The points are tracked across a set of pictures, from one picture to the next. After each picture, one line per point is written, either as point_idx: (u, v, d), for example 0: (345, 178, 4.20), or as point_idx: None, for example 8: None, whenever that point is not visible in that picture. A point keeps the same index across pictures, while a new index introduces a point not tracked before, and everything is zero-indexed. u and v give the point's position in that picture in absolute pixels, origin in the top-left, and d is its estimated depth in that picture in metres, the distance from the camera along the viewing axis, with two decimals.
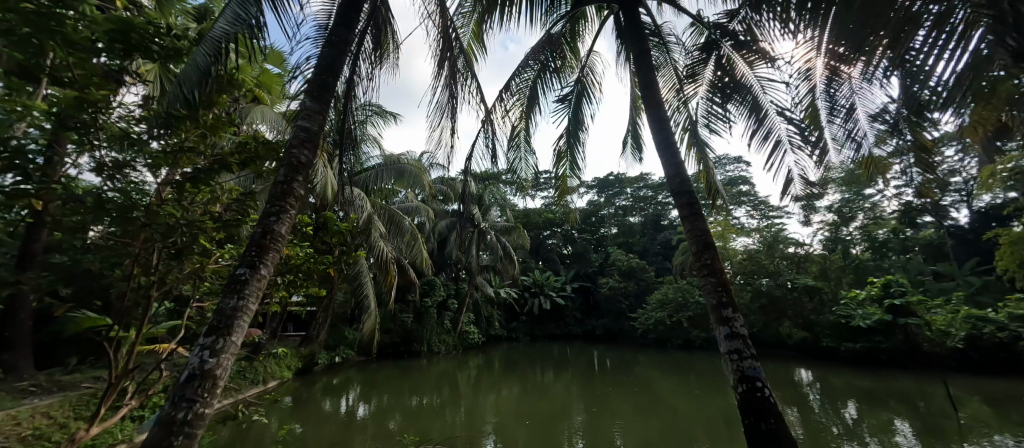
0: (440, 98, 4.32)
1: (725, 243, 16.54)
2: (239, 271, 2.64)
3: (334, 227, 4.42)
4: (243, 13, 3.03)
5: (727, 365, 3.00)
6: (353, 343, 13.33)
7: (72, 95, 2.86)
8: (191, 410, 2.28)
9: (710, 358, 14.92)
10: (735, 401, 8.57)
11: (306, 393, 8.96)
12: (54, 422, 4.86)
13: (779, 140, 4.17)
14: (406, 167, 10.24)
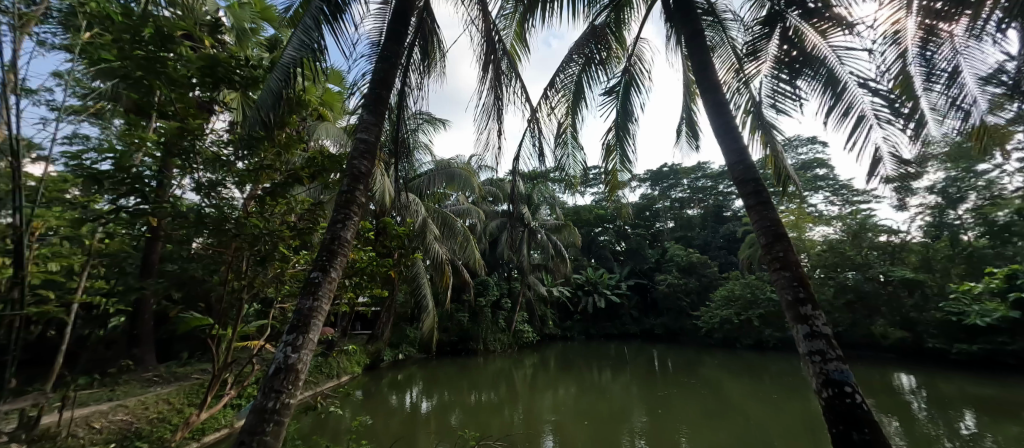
0: (487, 101, 4.42)
1: (800, 233, 15.16)
2: (313, 275, 2.86)
3: (392, 232, 4.68)
4: (307, 39, 3.31)
5: (808, 368, 2.76)
6: (415, 341, 13.96)
7: (175, 125, 3.39)
8: (278, 400, 2.52)
9: (786, 359, 13.83)
10: (819, 407, 7.86)
11: (374, 387, 9.53)
12: (173, 408, 5.47)
13: (862, 115, 3.73)
14: (457, 171, 10.53)
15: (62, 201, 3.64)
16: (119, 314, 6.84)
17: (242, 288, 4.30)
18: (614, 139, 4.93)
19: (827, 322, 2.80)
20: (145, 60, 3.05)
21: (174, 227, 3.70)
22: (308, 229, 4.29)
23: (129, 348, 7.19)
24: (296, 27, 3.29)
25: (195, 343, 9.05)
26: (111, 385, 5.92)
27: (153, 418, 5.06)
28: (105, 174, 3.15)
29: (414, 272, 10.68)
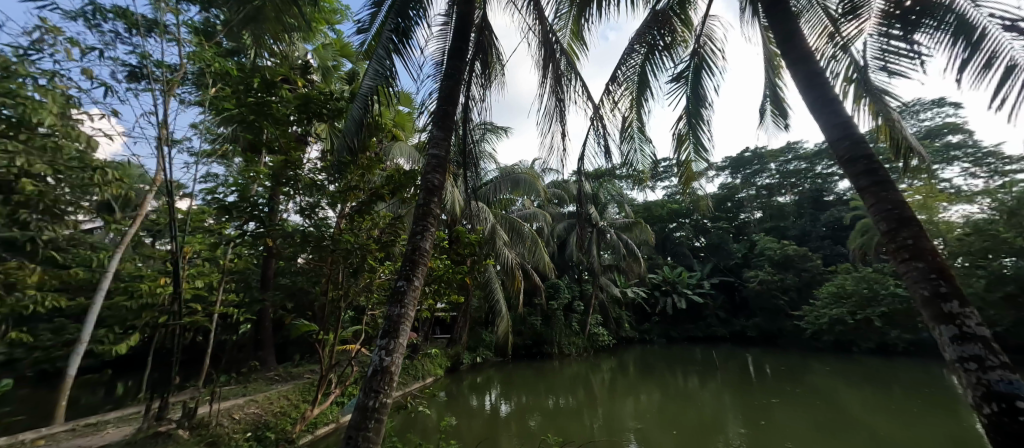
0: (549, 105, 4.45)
1: (931, 215, 12.32)
2: (399, 283, 3.08)
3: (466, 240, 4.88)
4: (381, 68, 3.65)
5: (960, 375, 2.38)
6: (491, 345, 14.29)
7: (282, 158, 3.94)
8: (377, 400, 2.75)
9: (923, 368, 11.73)
10: (974, 428, 6.52)
11: (456, 389, 9.92)
12: (291, 403, 6.08)
13: (1014, 66, 3.01)
14: (521, 176, 10.66)
15: (203, 227, 4.40)
16: (244, 322, 7.96)
17: (339, 296, 4.77)
18: (685, 128, 4.68)
19: (982, 322, 2.38)
20: (254, 105, 3.67)
21: (283, 245, 4.24)
22: (390, 241, 4.67)
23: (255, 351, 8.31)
24: (371, 60, 3.63)
25: (302, 347, 10.23)
26: (241, 383, 6.89)
27: (276, 411, 5.64)
28: (233, 205, 3.78)
29: (486, 279, 11.00)
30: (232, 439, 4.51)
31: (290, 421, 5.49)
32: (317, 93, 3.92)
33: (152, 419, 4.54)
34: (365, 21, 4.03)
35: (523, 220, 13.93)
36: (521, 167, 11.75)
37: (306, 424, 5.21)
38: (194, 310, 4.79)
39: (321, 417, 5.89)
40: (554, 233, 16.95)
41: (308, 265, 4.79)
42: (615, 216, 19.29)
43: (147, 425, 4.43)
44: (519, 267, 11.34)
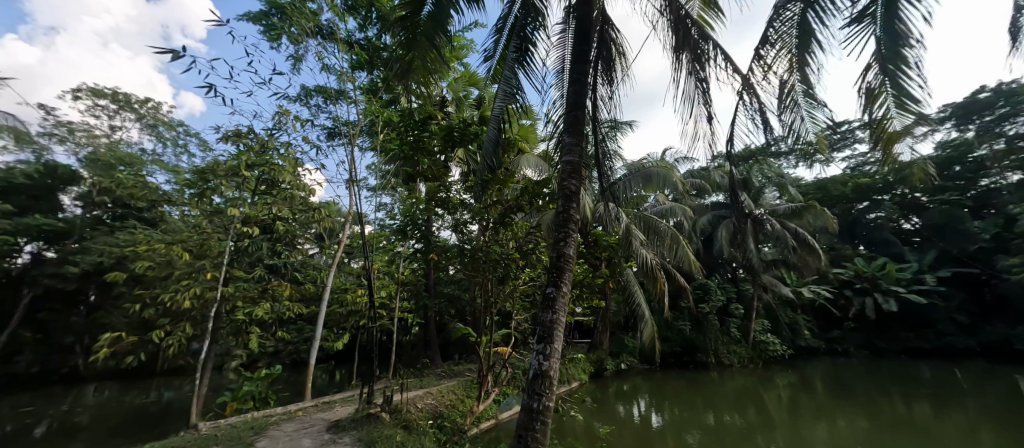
0: (686, 89, 4.14)
1: None
2: (549, 291, 3.29)
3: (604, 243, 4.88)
4: (509, 88, 3.94)
5: None
6: (634, 351, 13.56)
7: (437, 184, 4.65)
8: (541, 401, 3.04)
9: None
10: None
11: (602, 396, 9.72)
12: (456, 397, 6.84)
13: None
14: (653, 170, 9.90)
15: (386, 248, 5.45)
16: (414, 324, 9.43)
17: (490, 303, 5.26)
18: (879, 80, 3.24)
19: None
20: (411, 143, 4.54)
21: (445, 259, 4.95)
22: (532, 249, 5.01)
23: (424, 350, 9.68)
24: (500, 82, 3.96)
25: (462, 347, 11.52)
26: (418, 377, 8.12)
27: (448, 403, 6.43)
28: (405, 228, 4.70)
29: (624, 282, 10.60)
30: (419, 425, 5.32)
31: (460, 415, 6.18)
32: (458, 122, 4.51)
33: (364, 403, 5.68)
34: (491, 48, 4.39)
35: (658, 217, 12.99)
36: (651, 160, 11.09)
37: (474, 417, 5.82)
38: (376, 314, 5.88)
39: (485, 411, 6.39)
40: (699, 228, 15.38)
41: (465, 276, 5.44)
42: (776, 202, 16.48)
43: (362, 406, 5.55)
44: (660, 268, 10.69)
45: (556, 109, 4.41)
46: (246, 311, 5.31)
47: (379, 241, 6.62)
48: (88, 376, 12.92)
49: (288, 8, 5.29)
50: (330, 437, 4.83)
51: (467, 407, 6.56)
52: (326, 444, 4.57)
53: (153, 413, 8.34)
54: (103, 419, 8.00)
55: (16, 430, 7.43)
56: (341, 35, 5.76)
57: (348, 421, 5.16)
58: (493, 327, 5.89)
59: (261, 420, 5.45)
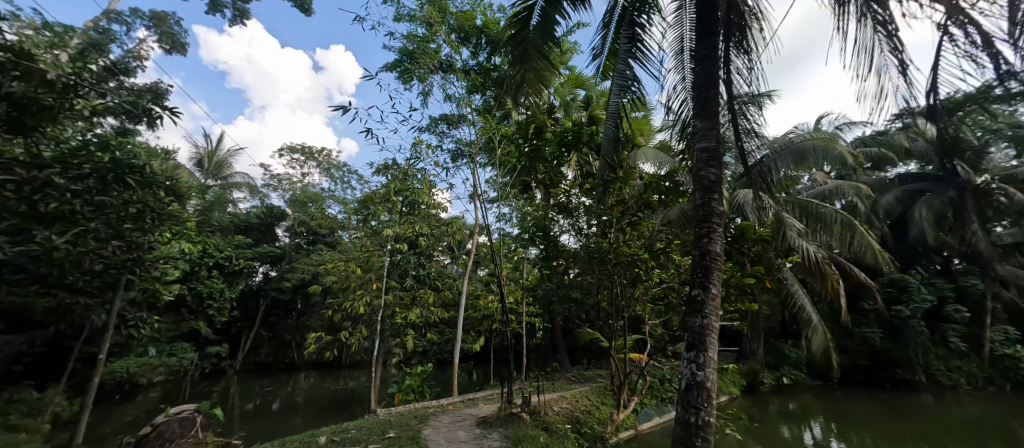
0: (854, 36, 3.28)
1: None
2: (695, 294, 3.12)
3: (753, 235, 4.32)
4: (624, 82, 3.75)
5: None
6: (800, 363, 11.36)
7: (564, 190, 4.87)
8: (700, 416, 2.89)
9: None
10: None
11: (759, 414, 8.35)
12: (592, 403, 6.74)
13: None
14: (808, 145, 8.15)
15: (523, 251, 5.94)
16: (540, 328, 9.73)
17: (622, 306, 5.15)
18: None
19: None
20: (531, 153, 5.05)
21: (573, 262, 5.10)
22: (666, 249, 4.75)
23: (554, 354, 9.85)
24: (613, 75, 3.80)
25: (592, 352, 11.46)
26: (551, 381, 8.31)
27: (584, 408, 6.37)
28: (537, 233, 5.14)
29: (782, 281, 9.01)
30: (559, 428, 5.40)
31: (598, 422, 6.06)
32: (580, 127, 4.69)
33: (505, 402, 6.03)
34: (598, 45, 4.28)
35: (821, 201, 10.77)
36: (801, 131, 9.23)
37: (615, 426, 5.66)
38: (504, 318, 6.24)
39: (623, 421, 6.03)
40: (882, 210, 12.26)
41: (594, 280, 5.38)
42: (1009, 165, 12.18)
43: (504, 405, 5.91)
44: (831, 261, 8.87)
45: (676, 95, 4.05)
46: (402, 315, 7.17)
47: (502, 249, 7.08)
48: (298, 367, 16.64)
49: (417, 52, 6.40)
50: (481, 431, 5.27)
51: (603, 415, 6.40)
52: (479, 438, 5.01)
53: (341, 399, 10.28)
54: (310, 401, 10.21)
55: (260, 405, 10.00)
56: (459, 65, 6.79)
57: (494, 418, 5.56)
58: (625, 330, 5.76)
59: (422, 411, 6.28)
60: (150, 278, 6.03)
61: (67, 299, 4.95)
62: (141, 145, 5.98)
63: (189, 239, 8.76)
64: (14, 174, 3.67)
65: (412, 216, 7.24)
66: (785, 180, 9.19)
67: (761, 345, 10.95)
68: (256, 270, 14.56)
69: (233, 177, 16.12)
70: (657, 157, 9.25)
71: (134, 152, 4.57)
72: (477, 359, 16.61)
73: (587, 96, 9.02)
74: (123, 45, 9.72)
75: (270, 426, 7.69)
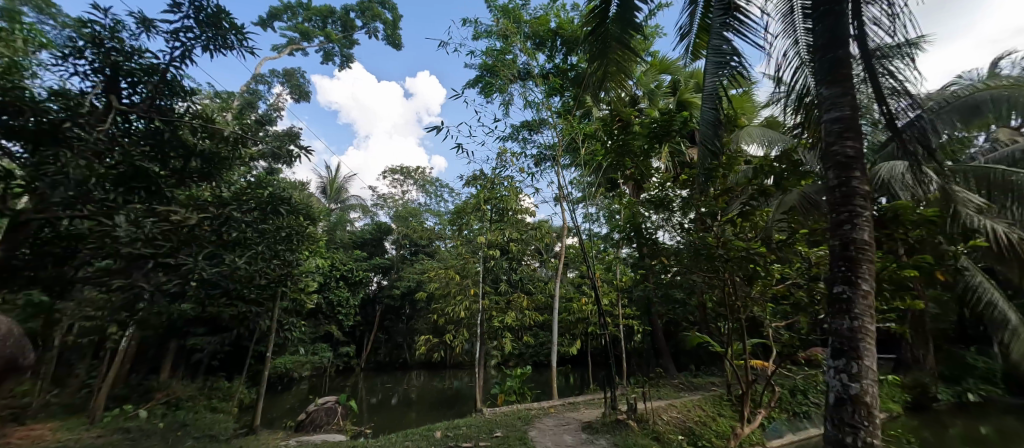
0: None
1: None
2: (837, 290, 2.48)
3: (913, 216, 3.48)
4: (720, 59, 3.26)
5: None
6: (991, 374, 8.98)
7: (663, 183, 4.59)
8: (858, 438, 2.27)
9: None
10: None
11: (933, 436, 6.78)
12: (708, 414, 6.16)
13: None
14: (983, 97, 6.43)
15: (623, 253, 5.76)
16: (638, 331, 9.25)
17: (737, 308, 4.78)
18: None
19: None
20: (619, 147, 4.76)
21: (676, 260, 4.76)
22: (789, 240, 4.32)
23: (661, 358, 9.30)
24: (707, 53, 3.34)
25: (704, 356, 10.56)
26: (656, 388, 7.84)
27: (697, 419, 5.85)
28: (635, 232, 4.93)
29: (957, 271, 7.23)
30: (671, 439, 5.04)
31: (716, 436, 5.51)
32: (671, 116, 4.34)
33: (609, 407, 5.83)
34: (684, 25, 3.93)
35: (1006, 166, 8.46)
36: (967, 81, 7.34)
37: (739, 440, 5.09)
38: (601, 321, 6.05)
39: (747, 436, 5.36)
40: None
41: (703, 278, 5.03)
42: None
43: (608, 411, 5.71)
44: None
45: (787, 64, 3.45)
46: (498, 319, 7.92)
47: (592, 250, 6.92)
48: (410, 366, 18.23)
49: (496, 65, 6.67)
50: (587, 437, 5.15)
51: (722, 428, 5.79)
52: (586, 443, 4.89)
53: (449, 398, 10.98)
54: (422, 398, 11.10)
55: (382, 400, 11.17)
56: (536, 70, 6.85)
57: (600, 424, 5.41)
58: (741, 334, 5.20)
59: (526, 413, 6.39)
60: (293, 289, 7.16)
61: (238, 309, 6.11)
62: (279, 180, 7.18)
63: (320, 255, 10.25)
64: (209, 212, 4.66)
65: (503, 222, 7.57)
66: (953, 145, 7.36)
67: (931, 352, 8.94)
68: (372, 279, 16.37)
69: (349, 199, 18.41)
70: (763, 135, 8.34)
71: (282, 188, 5.39)
72: (574, 362, 16.49)
73: (674, 82, 8.39)
74: (266, 99, 11.81)
75: (391, 419, 8.53)
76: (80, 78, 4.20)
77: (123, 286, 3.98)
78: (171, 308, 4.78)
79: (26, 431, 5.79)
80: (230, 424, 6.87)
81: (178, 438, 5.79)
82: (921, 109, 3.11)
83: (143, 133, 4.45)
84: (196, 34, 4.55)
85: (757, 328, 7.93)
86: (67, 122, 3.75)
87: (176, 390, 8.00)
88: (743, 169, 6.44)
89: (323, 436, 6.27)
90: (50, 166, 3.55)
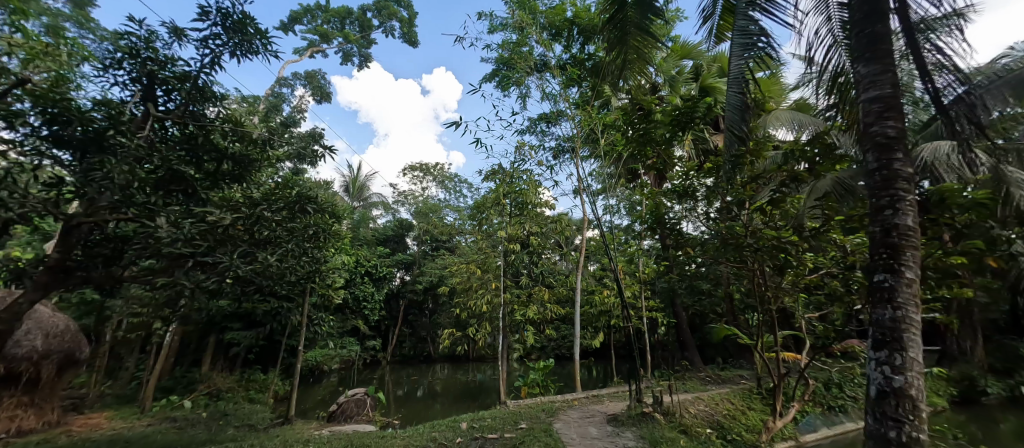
0: None
1: None
2: (878, 278, 2.38)
3: (963, 200, 3.25)
4: (747, 40, 3.11)
5: None
6: None
7: (689, 170, 4.49)
8: (903, 432, 2.17)
9: None
10: None
11: (981, 432, 6.44)
12: (737, 407, 6.04)
13: None
14: None
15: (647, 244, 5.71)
16: (663, 324, 9.12)
17: (767, 298, 4.69)
18: None
19: None
20: (640, 137, 4.65)
21: (702, 251, 4.68)
22: (823, 229, 4.08)
23: (687, 351, 9.16)
24: (732, 35, 3.20)
25: (732, 348, 10.34)
26: (682, 381, 7.73)
27: (726, 413, 5.73)
28: (658, 223, 4.85)
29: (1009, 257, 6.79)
30: (699, 432, 4.96)
31: (747, 429, 5.39)
32: (695, 102, 4.22)
33: (635, 400, 5.79)
34: (707, 7, 3.80)
35: None
36: (1021, 52, 6.82)
37: (771, 434, 4.97)
38: (623, 314, 5.94)
39: (779, 430, 5.21)
40: None
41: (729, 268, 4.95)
42: None
43: (634, 403, 5.68)
44: None
45: (820, 42, 3.27)
46: (519, 313, 7.87)
47: (614, 242, 6.84)
48: (434, 359, 18.54)
49: (513, 58, 6.65)
50: (613, 429, 5.12)
51: (753, 422, 5.66)
52: (613, 435, 4.87)
53: (472, 390, 11.11)
54: (446, 390, 11.30)
55: (408, 392, 11.42)
56: (553, 62, 6.80)
57: (626, 417, 5.38)
58: (771, 326, 5.00)
59: (550, 405, 6.42)
60: (321, 286, 7.35)
61: (271, 304, 6.35)
62: (304, 179, 7.38)
63: (345, 252, 10.50)
64: (242, 212, 4.80)
65: (522, 216, 7.65)
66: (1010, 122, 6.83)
67: (980, 343, 8.71)
68: (396, 275, 16.67)
69: (371, 197, 18.74)
70: (792, 118, 8.05)
71: (309, 187, 5.55)
72: (597, 355, 16.41)
73: (695, 67, 8.17)
74: (289, 102, 12.14)
75: (418, 410, 8.71)
76: (120, 87, 4.41)
77: (167, 283, 4.16)
78: (208, 304, 4.94)
79: (84, 419, 6.22)
80: (267, 414, 7.16)
81: (220, 427, 6.08)
82: (970, 83, 2.89)
83: (180, 137, 4.69)
84: (224, 41, 4.69)
85: (788, 320, 7.72)
86: (111, 130, 3.94)
87: (217, 382, 8.40)
88: (771, 155, 6.23)
89: (353, 427, 6.46)
90: (98, 171, 3.75)
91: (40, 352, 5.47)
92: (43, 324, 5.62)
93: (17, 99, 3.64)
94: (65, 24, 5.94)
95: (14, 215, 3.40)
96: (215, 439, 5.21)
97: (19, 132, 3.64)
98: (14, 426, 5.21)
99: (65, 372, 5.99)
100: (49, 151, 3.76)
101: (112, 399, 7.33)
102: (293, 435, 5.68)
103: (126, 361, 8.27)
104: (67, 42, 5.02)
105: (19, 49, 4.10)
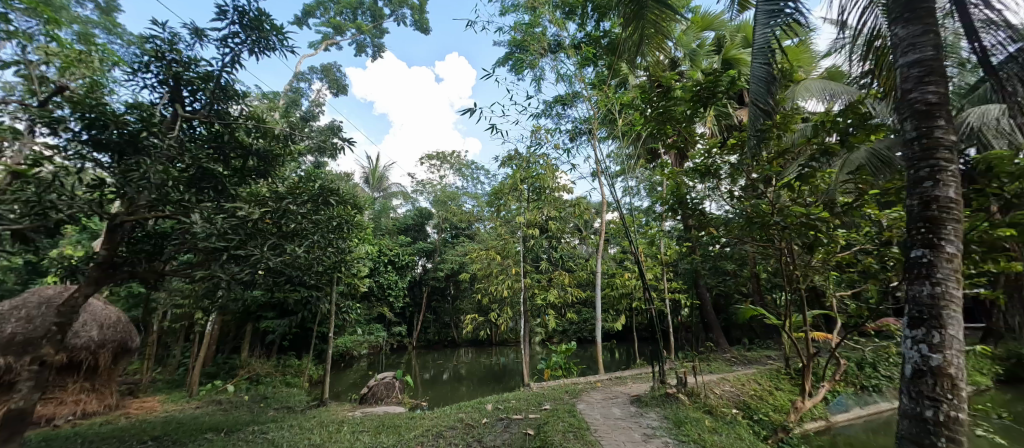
0: None
1: None
2: (916, 254, 2.28)
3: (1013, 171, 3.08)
4: (772, 7, 2.92)
5: None
6: None
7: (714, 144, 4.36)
8: (941, 411, 2.10)
9: None
10: None
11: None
12: (764, 386, 5.98)
13: None
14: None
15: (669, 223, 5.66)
16: (686, 305, 9.04)
17: (795, 276, 4.58)
18: None
19: None
20: (660, 115, 4.51)
21: (727, 231, 4.57)
22: (855, 204, 3.95)
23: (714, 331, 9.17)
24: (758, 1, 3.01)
25: (760, 329, 10.23)
26: (707, 362, 7.68)
27: (752, 393, 5.66)
28: (679, 204, 4.76)
29: None
30: (724, 412, 4.95)
31: (774, 409, 5.33)
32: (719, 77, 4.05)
33: (659, 381, 5.76)
34: None
35: None
36: None
37: (799, 415, 4.90)
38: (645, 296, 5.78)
39: (808, 410, 5.14)
40: None
41: (755, 247, 4.84)
42: None
43: (657, 384, 5.69)
44: None
45: (854, 4, 3.05)
46: (541, 297, 7.94)
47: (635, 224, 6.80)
48: (458, 344, 18.89)
49: (526, 40, 6.54)
50: (637, 409, 5.14)
51: (780, 402, 5.59)
52: (636, 415, 4.89)
53: (496, 373, 11.32)
54: (471, 373, 11.56)
55: (434, 375, 11.74)
56: (568, 42, 6.70)
57: (649, 398, 5.39)
58: (801, 306, 4.81)
59: (573, 387, 6.47)
60: (347, 275, 7.55)
61: (299, 293, 6.56)
62: (326, 172, 7.54)
63: (368, 241, 10.72)
64: (269, 206, 4.91)
65: (540, 201, 7.62)
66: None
67: None
68: (418, 262, 16.97)
69: (390, 187, 19.04)
70: (823, 88, 7.74)
71: (330, 180, 5.66)
72: (619, 337, 16.45)
73: (717, 39, 7.89)
74: (308, 97, 12.30)
75: (445, 392, 8.96)
76: (149, 90, 4.54)
77: (205, 276, 4.30)
78: (244, 295, 5.14)
79: (139, 403, 6.63)
80: (303, 397, 7.47)
81: (261, 409, 6.43)
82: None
83: (206, 136, 4.82)
84: (242, 39, 4.76)
85: (818, 299, 7.56)
86: (144, 131, 4.08)
87: (256, 367, 8.83)
88: (799, 128, 6.02)
89: (384, 408, 6.71)
90: (136, 171, 3.89)
91: (96, 341, 5.83)
92: (97, 316, 5.96)
93: (59, 106, 3.85)
94: (94, 31, 6.14)
95: (65, 216, 3.56)
96: (256, 420, 5.52)
97: (62, 138, 3.85)
98: (79, 409, 5.70)
99: (120, 360, 6.37)
100: (91, 155, 3.96)
101: (162, 384, 7.82)
102: (328, 416, 5.93)
103: (172, 349, 8.77)
104: (98, 48, 5.18)
105: (55, 58, 4.26)
